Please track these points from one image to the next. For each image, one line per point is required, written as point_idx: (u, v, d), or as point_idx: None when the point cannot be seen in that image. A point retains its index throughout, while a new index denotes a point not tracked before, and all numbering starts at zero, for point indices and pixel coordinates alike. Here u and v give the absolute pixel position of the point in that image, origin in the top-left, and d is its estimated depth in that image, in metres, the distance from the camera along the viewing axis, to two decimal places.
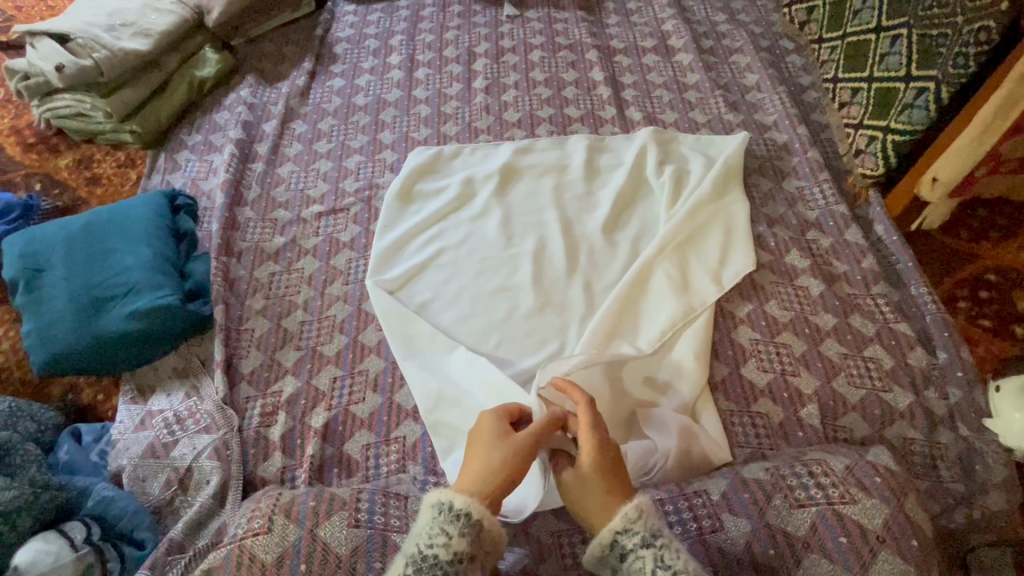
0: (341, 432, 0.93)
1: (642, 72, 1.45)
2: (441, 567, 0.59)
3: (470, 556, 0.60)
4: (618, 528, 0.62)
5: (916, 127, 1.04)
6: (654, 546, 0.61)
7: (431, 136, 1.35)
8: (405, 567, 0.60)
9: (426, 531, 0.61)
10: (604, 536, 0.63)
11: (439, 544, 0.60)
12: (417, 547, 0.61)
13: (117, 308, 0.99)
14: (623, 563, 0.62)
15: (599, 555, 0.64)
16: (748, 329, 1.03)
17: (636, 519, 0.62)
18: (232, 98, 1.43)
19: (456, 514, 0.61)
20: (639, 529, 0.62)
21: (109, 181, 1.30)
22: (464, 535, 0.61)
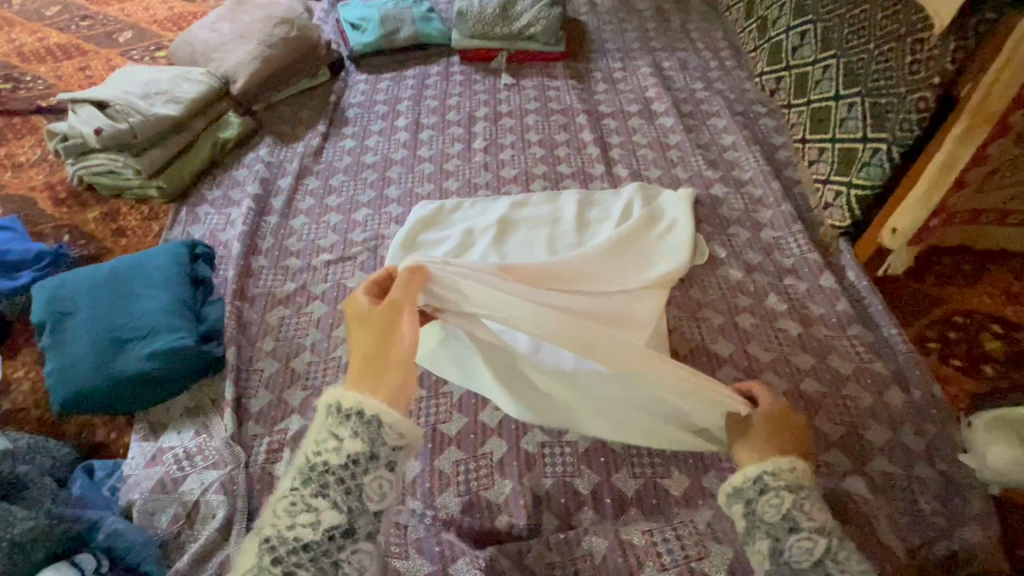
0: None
1: (628, 134, 1.59)
2: (333, 472, 0.60)
3: (364, 454, 0.60)
4: (768, 468, 0.65)
5: (875, 182, 1.15)
6: (797, 494, 0.63)
7: (433, 191, 1.46)
8: (297, 480, 0.62)
9: (317, 442, 0.63)
10: (751, 469, 0.65)
11: (329, 450, 0.61)
12: (310, 458, 0.62)
13: (136, 349, 1.05)
14: (761, 497, 0.63)
15: (738, 486, 0.66)
16: (731, 369, 1.09)
17: (789, 469, 0.64)
18: (251, 157, 1.56)
19: (345, 415, 0.62)
20: (787, 475, 0.63)
21: (133, 233, 1.40)
22: (356, 437, 0.61)
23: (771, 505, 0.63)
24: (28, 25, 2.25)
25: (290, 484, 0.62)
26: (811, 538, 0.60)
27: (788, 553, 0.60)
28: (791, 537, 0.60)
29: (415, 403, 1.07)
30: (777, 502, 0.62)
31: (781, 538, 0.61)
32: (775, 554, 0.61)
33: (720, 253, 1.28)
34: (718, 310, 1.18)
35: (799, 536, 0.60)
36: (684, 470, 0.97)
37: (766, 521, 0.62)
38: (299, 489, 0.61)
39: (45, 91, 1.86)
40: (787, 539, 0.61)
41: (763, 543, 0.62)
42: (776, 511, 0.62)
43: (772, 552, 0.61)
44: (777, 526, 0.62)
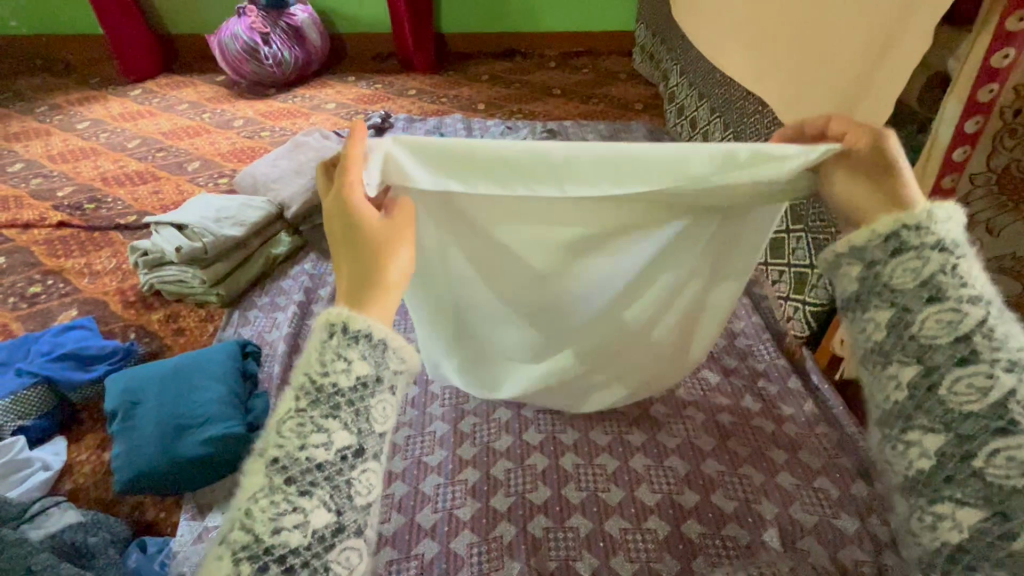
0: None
1: None
2: (342, 393, 0.61)
3: (372, 377, 0.63)
4: (909, 224, 0.65)
5: (822, 302, 1.38)
6: (948, 254, 0.63)
7: None
8: (301, 400, 0.61)
9: (316, 363, 0.62)
10: (891, 221, 0.66)
11: (337, 370, 0.61)
12: (310, 378, 0.62)
13: (192, 435, 1.21)
14: (893, 261, 0.65)
15: (863, 245, 0.68)
16: (714, 461, 1.24)
17: (938, 219, 0.64)
18: (297, 269, 1.82)
19: (351, 336, 0.63)
20: (935, 230, 0.64)
21: (191, 332, 1.61)
22: (365, 356, 0.63)
23: (908, 271, 0.64)
24: (111, 154, 2.67)
25: (291, 403, 0.61)
26: (954, 310, 0.62)
27: (918, 324, 0.63)
28: (925, 309, 0.63)
29: (434, 488, 1.20)
30: (914, 267, 0.64)
31: (913, 310, 0.64)
32: (899, 325, 0.64)
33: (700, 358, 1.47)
34: (700, 408, 1.35)
35: (928, 317, 0.63)
36: (674, 555, 1.08)
37: (895, 287, 0.65)
38: (305, 408, 0.61)
39: (123, 210, 2.18)
40: (920, 312, 0.63)
41: (886, 310, 0.65)
42: (911, 277, 0.64)
43: (897, 324, 0.64)
44: (910, 296, 0.64)
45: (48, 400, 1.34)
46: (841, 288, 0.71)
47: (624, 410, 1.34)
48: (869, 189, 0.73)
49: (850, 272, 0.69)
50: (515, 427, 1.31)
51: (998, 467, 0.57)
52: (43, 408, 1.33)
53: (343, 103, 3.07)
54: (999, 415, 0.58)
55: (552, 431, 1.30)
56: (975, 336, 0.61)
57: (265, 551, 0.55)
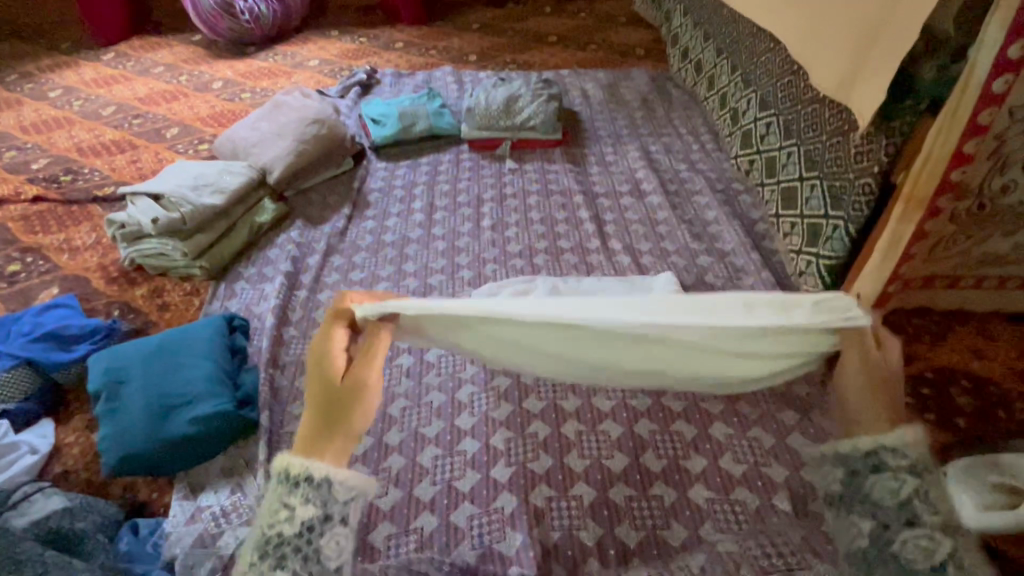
0: (367, 524, 1.07)
1: (620, 210, 1.78)
2: (289, 542, 0.72)
3: (323, 516, 0.72)
4: (886, 446, 0.72)
5: (839, 254, 1.29)
6: (922, 485, 0.70)
7: (446, 265, 1.62)
8: (265, 529, 0.73)
9: (272, 518, 0.74)
10: (853, 366, 0.78)
11: (283, 523, 0.72)
12: (265, 533, 0.73)
13: (179, 414, 1.16)
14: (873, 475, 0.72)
15: (849, 455, 0.74)
16: (723, 425, 1.19)
17: (909, 447, 0.71)
18: (283, 238, 1.74)
19: (303, 497, 0.73)
20: (908, 456, 0.71)
21: (177, 307, 1.55)
22: (306, 501, 0.73)
23: (889, 487, 0.71)
24: (87, 123, 2.54)
25: (259, 530, 0.74)
26: (930, 537, 0.68)
27: (868, 488, 0.72)
28: (906, 532, 0.69)
29: (431, 461, 1.16)
30: (893, 487, 0.71)
31: (893, 527, 0.70)
32: (879, 538, 0.71)
33: None
34: None
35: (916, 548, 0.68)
36: (681, 522, 1.05)
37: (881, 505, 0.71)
38: (266, 542, 0.72)
39: (101, 181, 2.09)
40: (899, 531, 0.70)
41: (870, 522, 0.72)
42: (891, 493, 0.71)
43: (876, 535, 0.71)
44: (893, 513, 0.70)
45: (31, 381, 1.29)
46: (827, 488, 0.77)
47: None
48: (872, 387, 0.76)
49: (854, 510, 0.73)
50: (514, 395, 1.26)
51: (912, 552, 0.68)
52: (24, 392, 1.27)
53: (326, 60, 2.90)
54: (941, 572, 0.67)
55: (555, 398, 1.25)
56: (917, 500, 0.70)
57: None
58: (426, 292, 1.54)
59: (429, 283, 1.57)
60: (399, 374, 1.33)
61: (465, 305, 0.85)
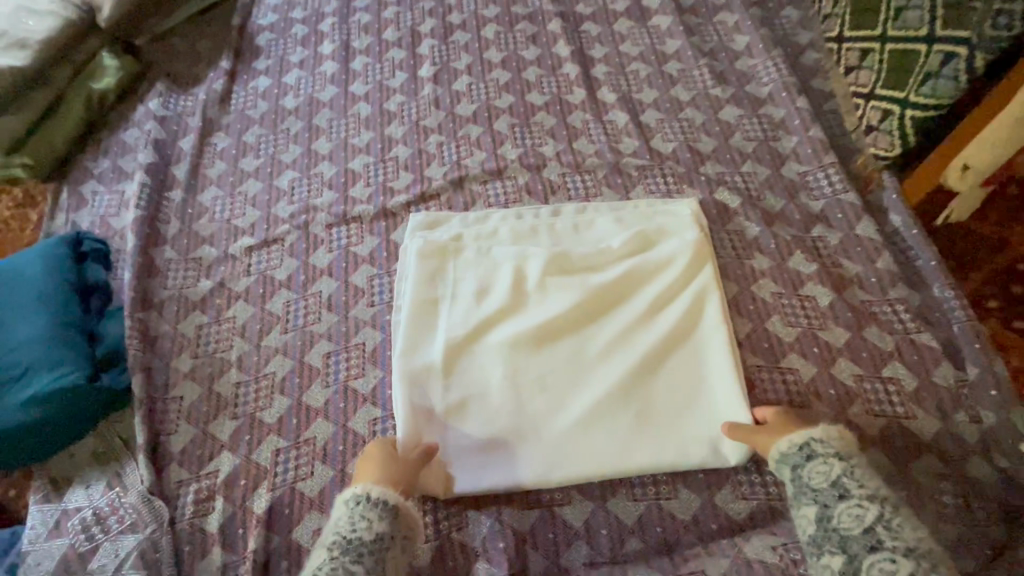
0: (288, 518, 0.82)
1: (614, 42, 1.26)
2: (365, 545, 0.67)
3: (391, 535, 0.69)
4: (815, 437, 0.72)
5: (944, 100, 0.89)
6: (844, 461, 0.70)
7: (373, 141, 1.17)
8: (333, 552, 0.67)
9: (346, 522, 0.69)
10: (800, 436, 0.73)
11: (362, 527, 0.68)
12: (341, 535, 0.68)
13: (9, 394, 0.84)
14: (807, 463, 0.71)
15: (786, 451, 0.73)
16: (748, 354, 0.90)
17: (835, 438, 0.72)
18: (140, 110, 1.23)
19: (376, 502, 0.70)
20: (834, 444, 0.72)
21: (7, 226, 1.12)
22: (383, 515, 0.70)
23: (819, 474, 0.70)
24: None
25: (320, 559, 0.67)
26: (860, 505, 0.67)
27: (836, 519, 0.67)
28: (839, 503, 0.68)
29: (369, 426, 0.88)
30: None
31: (830, 504, 0.68)
32: (822, 519, 0.68)
33: (731, 203, 1.03)
34: (731, 277, 0.97)
35: (849, 504, 0.67)
36: (692, 488, 0.82)
37: (813, 487, 0.70)
38: (336, 558, 0.66)
39: None
40: (835, 506, 0.68)
41: (811, 507, 0.69)
42: (823, 478, 0.70)
43: (820, 517, 0.68)
44: (825, 494, 0.69)
45: None
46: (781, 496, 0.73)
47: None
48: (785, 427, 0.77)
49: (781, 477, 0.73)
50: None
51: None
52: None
53: None
54: (869, 531, 0.65)
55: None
56: None
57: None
58: (348, 182, 1.12)
59: (350, 169, 1.14)
60: (318, 308, 0.99)
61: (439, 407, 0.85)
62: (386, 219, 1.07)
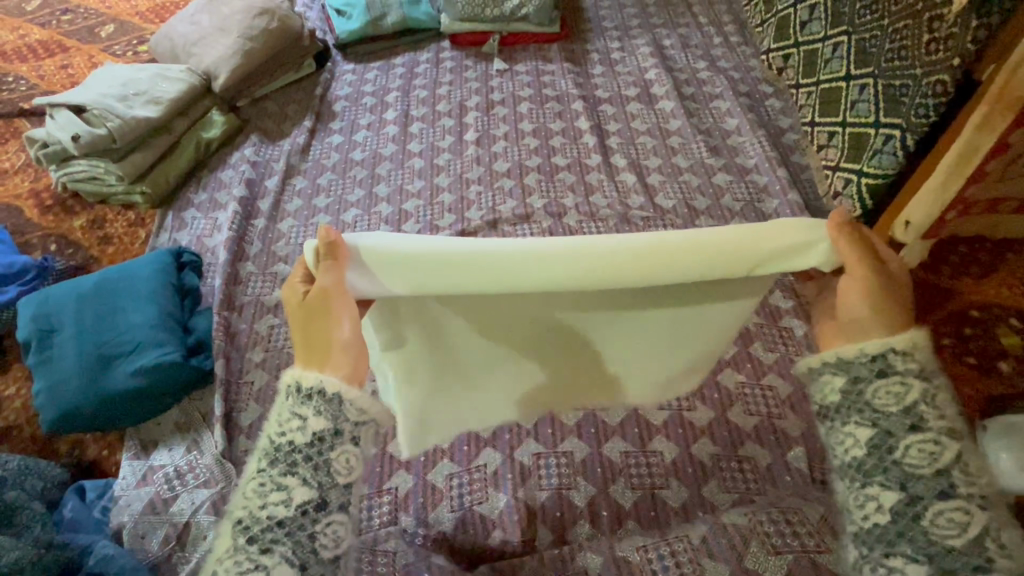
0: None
1: (626, 120, 1.52)
2: (297, 450, 0.51)
3: (328, 433, 0.51)
4: (897, 347, 0.53)
5: (888, 170, 1.09)
6: (931, 381, 0.53)
7: (424, 188, 1.41)
8: (262, 462, 0.52)
9: (274, 420, 0.53)
10: (874, 344, 0.54)
11: (291, 429, 0.51)
12: (270, 438, 0.53)
13: (121, 365, 1.03)
14: (877, 380, 0.53)
15: (848, 358, 0.55)
16: (733, 372, 1.06)
17: (919, 350, 0.53)
18: (236, 156, 1.51)
19: (304, 394, 0.52)
20: (922, 357, 0.53)
21: (121, 240, 1.37)
22: (321, 414, 0.52)
23: (923, 452, 0.50)
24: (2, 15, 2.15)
25: (251, 472, 0.52)
26: (938, 440, 0.50)
27: (901, 453, 0.51)
28: (911, 433, 0.51)
29: None
30: None
31: (896, 433, 0.51)
32: (881, 448, 0.51)
33: None
34: None
35: (924, 436, 0.50)
36: (681, 480, 0.94)
37: (881, 405, 0.52)
38: (265, 467, 0.52)
39: (26, 93, 1.80)
40: (903, 437, 0.51)
41: (868, 428, 0.52)
42: (896, 399, 0.52)
43: (876, 448, 0.52)
44: (896, 416, 0.52)
45: None
46: (819, 401, 0.57)
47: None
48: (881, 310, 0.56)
49: (829, 385, 0.56)
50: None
51: (945, 533, 0.48)
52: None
53: None
54: (942, 475, 0.49)
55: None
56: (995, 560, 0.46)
57: (253, 532, 0.49)
58: (401, 219, 1.35)
59: (404, 209, 1.37)
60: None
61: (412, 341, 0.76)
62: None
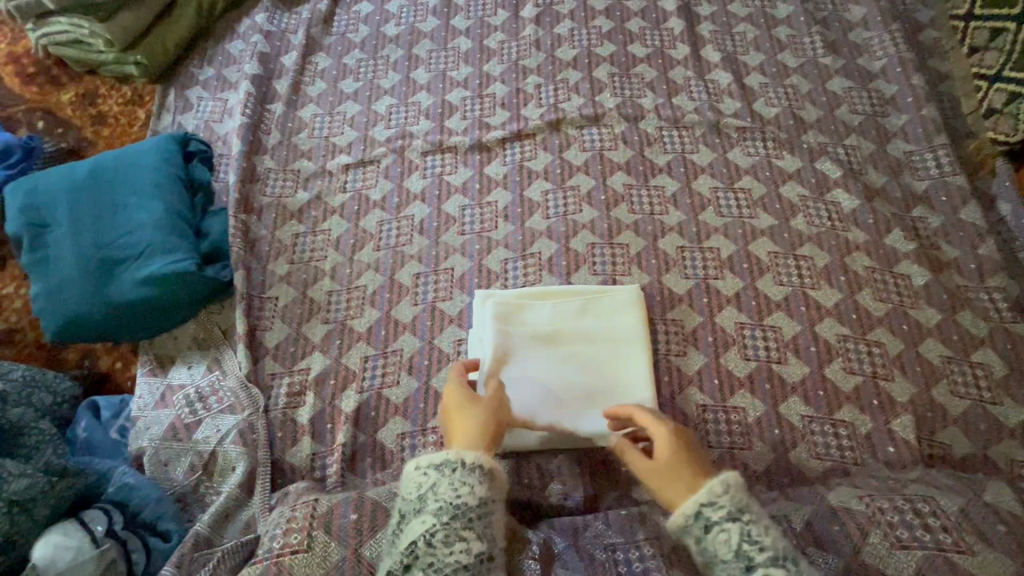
0: (374, 419, 0.86)
1: (722, 2, 1.23)
2: (472, 514, 0.62)
3: (492, 499, 0.65)
4: (704, 501, 0.65)
5: None
6: (740, 522, 0.63)
7: (472, 76, 1.17)
8: (442, 517, 0.61)
9: (445, 488, 0.63)
10: (690, 505, 0.66)
11: (465, 493, 0.63)
12: (442, 503, 0.62)
13: (128, 272, 0.90)
14: (707, 534, 0.64)
15: (682, 524, 0.67)
16: (835, 323, 0.90)
17: (721, 494, 0.65)
18: (246, 24, 1.25)
19: (471, 467, 0.65)
20: (726, 504, 0.65)
21: (116, 121, 1.17)
22: (484, 481, 0.64)
23: None
24: None
25: (429, 524, 0.61)
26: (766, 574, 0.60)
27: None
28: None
29: (454, 346, 0.91)
30: None
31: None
32: None
33: (835, 172, 1.02)
34: (824, 247, 0.96)
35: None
36: (767, 443, 0.83)
37: (720, 560, 0.63)
38: (446, 522, 0.61)
39: None
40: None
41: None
42: (727, 548, 0.63)
43: None
44: (733, 564, 0.62)
45: None
46: None
47: (713, 247, 0.98)
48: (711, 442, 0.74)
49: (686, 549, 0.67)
50: (561, 266, 0.97)
51: None
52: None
53: None
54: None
55: (613, 273, 0.96)
56: None
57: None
58: (444, 113, 1.13)
59: (447, 101, 1.15)
60: (410, 231, 1.01)
61: (540, 422, 0.81)
62: (480, 152, 1.09)
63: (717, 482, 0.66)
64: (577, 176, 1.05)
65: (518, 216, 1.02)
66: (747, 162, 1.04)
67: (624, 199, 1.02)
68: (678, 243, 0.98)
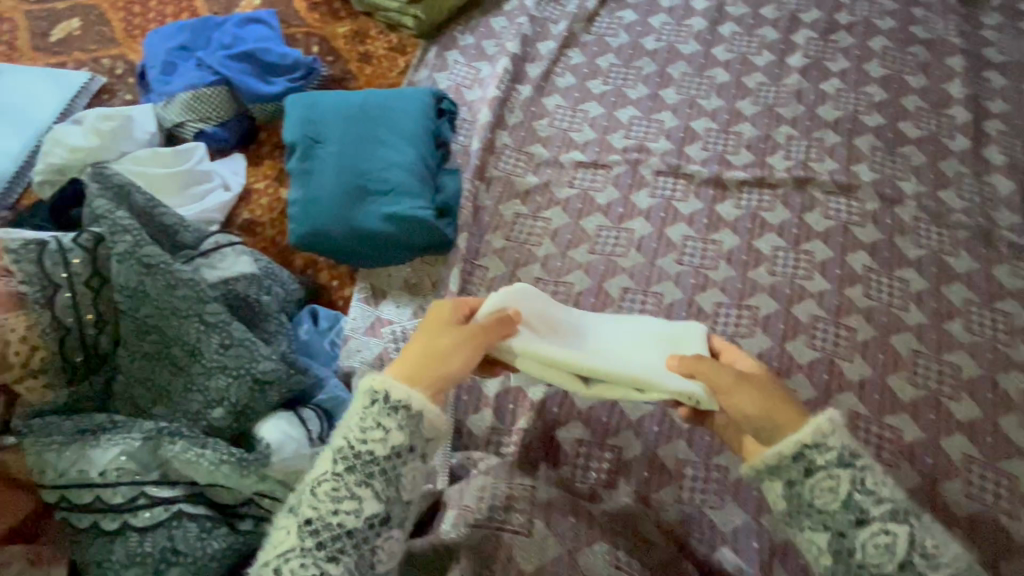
0: (556, 414, 0.98)
1: (995, 95, 1.24)
2: (376, 464, 0.64)
3: (407, 448, 0.65)
4: (808, 441, 0.65)
5: None
6: (852, 468, 0.63)
7: (722, 109, 1.24)
8: (338, 464, 0.64)
9: (355, 429, 0.65)
10: (792, 445, 0.65)
11: (374, 440, 0.64)
12: (347, 443, 0.65)
13: (377, 203, 1.06)
14: (806, 479, 0.65)
15: (774, 466, 0.66)
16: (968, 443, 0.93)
17: (830, 435, 0.64)
18: (515, 4, 1.39)
19: (394, 407, 0.65)
20: (835, 450, 0.64)
21: (379, 62, 1.34)
22: (400, 429, 0.65)
23: (879, 547, 0.60)
24: None
25: (325, 468, 0.65)
26: (885, 531, 0.60)
27: (860, 551, 0.60)
28: (859, 532, 0.61)
29: None
30: None
31: (848, 534, 0.61)
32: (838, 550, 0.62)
33: None
34: (982, 364, 0.99)
35: (872, 529, 0.60)
36: None
37: (823, 508, 0.63)
38: (338, 475, 0.64)
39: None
40: (853, 535, 0.61)
41: (822, 534, 0.63)
42: (832, 495, 0.63)
43: (838, 549, 0.62)
44: (841, 519, 0.62)
45: (229, 101, 1.23)
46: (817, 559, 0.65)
47: (897, 343, 1.01)
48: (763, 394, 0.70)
49: (772, 489, 0.67)
50: (734, 289, 1.07)
51: None
52: (218, 119, 1.22)
53: None
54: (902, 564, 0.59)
55: (833, 351, 1.01)
56: None
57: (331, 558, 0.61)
58: (687, 138, 1.22)
59: (691, 127, 1.23)
60: (627, 244, 1.12)
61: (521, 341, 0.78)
62: (715, 187, 1.16)
63: (820, 420, 0.65)
64: (768, 234, 1.12)
65: (743, 262, 1.09)
66: (962, 268, 1.07)
67: (860, 280, 1.06)
68: (865, 326, 1.02)
